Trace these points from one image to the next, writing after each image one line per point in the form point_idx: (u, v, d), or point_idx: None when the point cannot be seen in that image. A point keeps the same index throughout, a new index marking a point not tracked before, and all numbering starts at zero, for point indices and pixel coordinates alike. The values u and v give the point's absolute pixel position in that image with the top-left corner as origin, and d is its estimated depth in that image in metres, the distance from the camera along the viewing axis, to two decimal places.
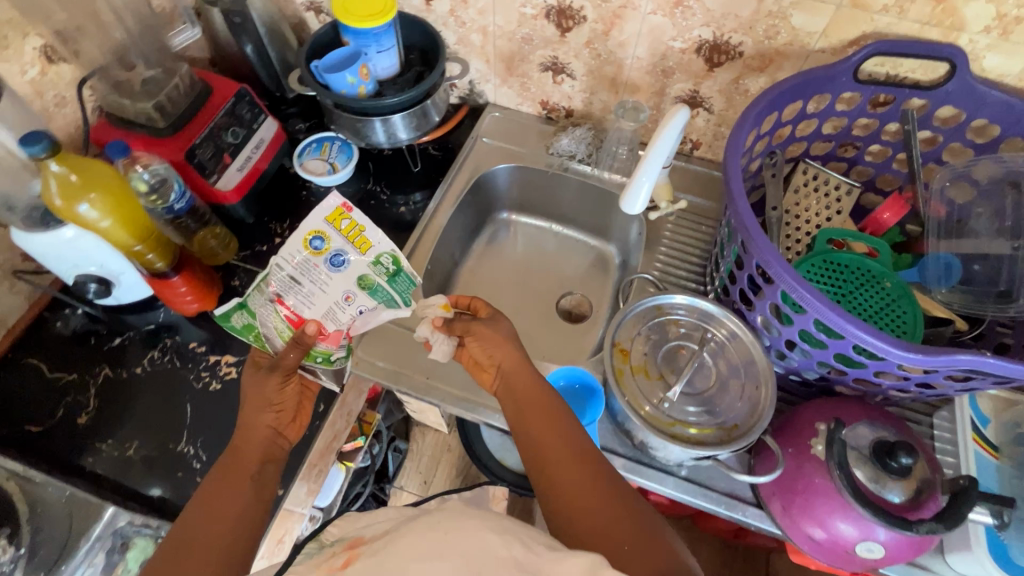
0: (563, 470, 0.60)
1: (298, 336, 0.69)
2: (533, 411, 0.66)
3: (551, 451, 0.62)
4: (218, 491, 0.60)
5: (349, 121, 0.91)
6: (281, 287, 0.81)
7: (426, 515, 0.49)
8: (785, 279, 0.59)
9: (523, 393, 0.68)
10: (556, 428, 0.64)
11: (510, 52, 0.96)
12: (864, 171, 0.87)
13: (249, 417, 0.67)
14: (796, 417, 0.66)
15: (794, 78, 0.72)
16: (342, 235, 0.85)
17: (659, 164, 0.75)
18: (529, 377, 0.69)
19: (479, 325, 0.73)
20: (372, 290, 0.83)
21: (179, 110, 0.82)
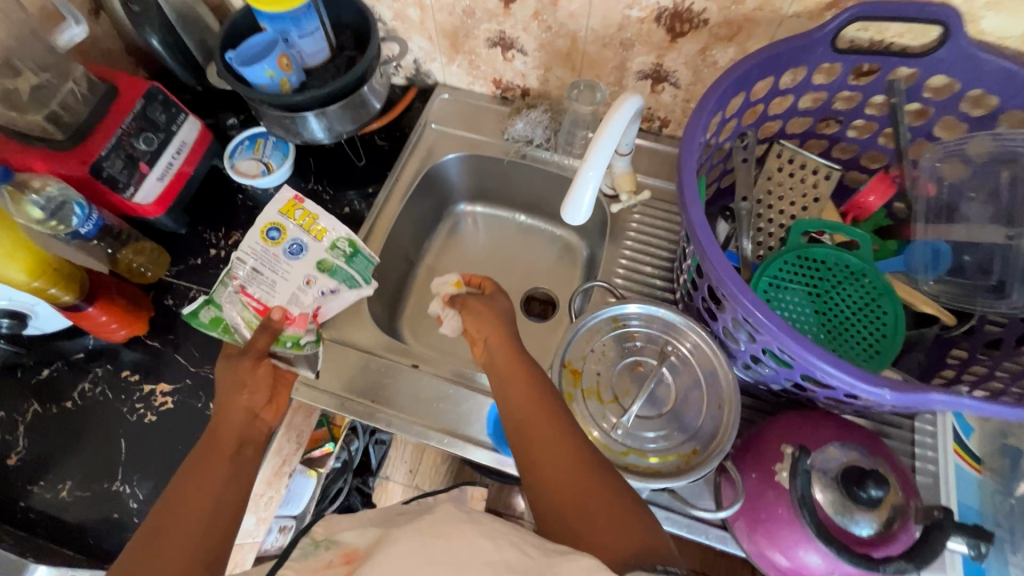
0: (545, 451, 0.55)
1: (268, 322, 0.71)
2: (517, 386, 0.60)
3: (533, 430, 0.56)
4: (197, 473, 0.57)
5: (276, 119, 0.82)
6: (244, 278, 0.80)
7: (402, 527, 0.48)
8: (745, 304, 0.54)
9: (506, 370, 0.63)
10: (538, 406, 0.58)
11: (452, 28, 0.86)
12: (848, 148, 0.78)
13: (222, 401, 0.64)
14: (763, 438, 0.61)
15: (763, 52, 0.63)
16: (299, 224, 0.84)
17: (607, 155, 0.63)
18: (514, 354, 0.64)
19: (473, 300, 0.71)
20: (332, 272, 0.81)
21: (82, 120, 0.74)
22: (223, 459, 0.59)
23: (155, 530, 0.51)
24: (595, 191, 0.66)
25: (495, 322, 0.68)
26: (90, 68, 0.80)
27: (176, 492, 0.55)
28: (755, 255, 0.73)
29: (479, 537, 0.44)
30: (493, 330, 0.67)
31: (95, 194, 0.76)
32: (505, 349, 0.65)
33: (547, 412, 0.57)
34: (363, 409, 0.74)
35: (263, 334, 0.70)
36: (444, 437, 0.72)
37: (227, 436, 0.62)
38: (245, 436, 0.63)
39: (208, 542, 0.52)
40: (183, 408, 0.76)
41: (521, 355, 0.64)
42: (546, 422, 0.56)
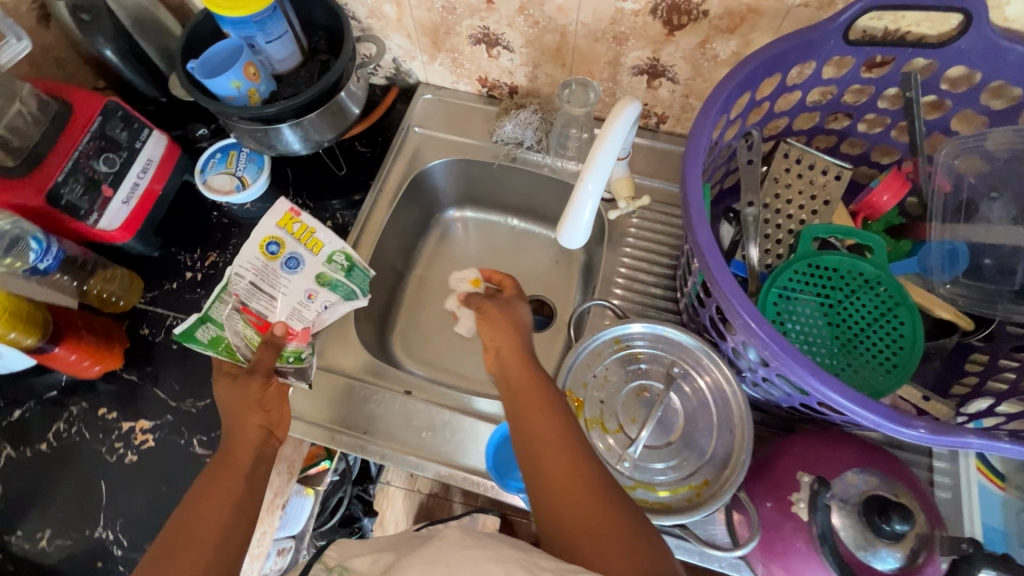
0: (558, 468, 0.49)
1: (269, 337, 0.68)
2: (529, 398, 0.55)
3: (545, 446, 0.51)
4: (211, 493, 0.54)
5: (247, 131, 0.76)
6: (244, 293, 0.76)
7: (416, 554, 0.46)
8: (763, 338, 0.50)
9: (517, 382, 0.58)
10: (550, 420, 0.53)
11: (432, 24, 0.79)
12: (858, 143, 0.74)
13: (234, 421, 0.61)
14: (776, 464, 0.58)
15: (770, 49, 0.58)
16: (298, 238, 0.80)
17: (605, 170, 0.59)
18: (525, 363, 0.59)
19: (491, 304, 0.67)
20: (333, 285, 0.78)
21: (32, 143, 0.69)
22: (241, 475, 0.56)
23: (167, 545, 0.50)
24: (595, 205, 0.63)
25: (509, 330, 0.63)
26: (37, 84, 0.73)
27: (183, 515, 0.53)
28: (764, 263, 0.69)
29: (485, 561, 0.43)
30: (504, 337, 0.63)
31: (58, 224, 0.71)
32: (516, 359, 0.60)
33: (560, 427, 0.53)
34: (355, 441, 0.70)
35: (269, 351, 0.67)
36: (441, 469, 0.69)
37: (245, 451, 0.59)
38: (263, 453, 0.60)
39: (215, 566, 0.50)
40: (165, 445, 0.72)
41: (533, 366, 0.59)
42: (558, 437, 0.52)
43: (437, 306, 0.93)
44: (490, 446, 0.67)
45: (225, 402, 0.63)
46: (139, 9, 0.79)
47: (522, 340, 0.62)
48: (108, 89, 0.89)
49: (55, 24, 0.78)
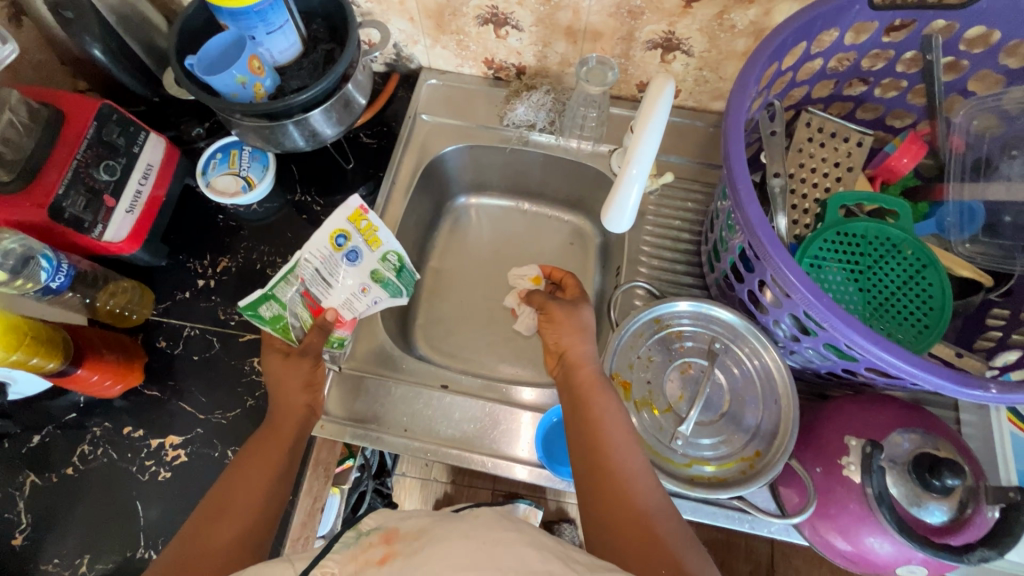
0: (616, 494, 0.51)
1: (320, 320, 0.68)
2: (600, 430, 0.54)
3: (614, 489, 0.51)
4: (253, 466, 0.56)
5: (252, 129, 0.73)
6: (308, 277, 0.75)
7: (460, 522, 0.46)
8: (821, 310, 0.50)
9: (589, 405, 0.56)
10: (621, 458, 0.53)
11: (437, 6, 0.76)
12: (874, 109, 0.75)
13: (279, 399, 0.63)
14: (822, 430, 0.60)
15: (800, 19, 0.58)
16: (364, 234, 0.77)
17: (649, 152, 0.62)
18: (594, 383, 0.58)
19: (556, 306, 0.64)
20: (383, 283, 0.77)
21: (26, 154, 0.64)
22: (284, 451, 0.58)
23: (214, 505, 0.53)
24: (640, 189, 0.66)
25: (580, 336, 0.62)
26: (24, 91, 0.68)
27: (222, 484, 0.55)
28: (792, 234, 0.69)
29: (526, 548, 0.42)
30: (577, 348, 0.61)
31: (60, 238, 0.67)
32: (585, 370, 0.59)
33: (630, 468, 0.52)
34: (397, 440, 0.69)
35: (318, 333, 0.67)
36: (487, 460, 0.68)
37: (290, 431, 0.61)
38: (301, 436, 0.62)
39: (258, 525, 0.53)
40: (197, 459, 0.70)
41: (603, 386, 0.58)
42: (629, 481, 0.51)
43: (454, 296, 0.91)
44: (540, 432, 0.68)
45: (271, 380, 0.64)
46: (122, 3, 0.74)
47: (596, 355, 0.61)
48: (92, 91, 0.84)
49: (30, 22, 0.73)
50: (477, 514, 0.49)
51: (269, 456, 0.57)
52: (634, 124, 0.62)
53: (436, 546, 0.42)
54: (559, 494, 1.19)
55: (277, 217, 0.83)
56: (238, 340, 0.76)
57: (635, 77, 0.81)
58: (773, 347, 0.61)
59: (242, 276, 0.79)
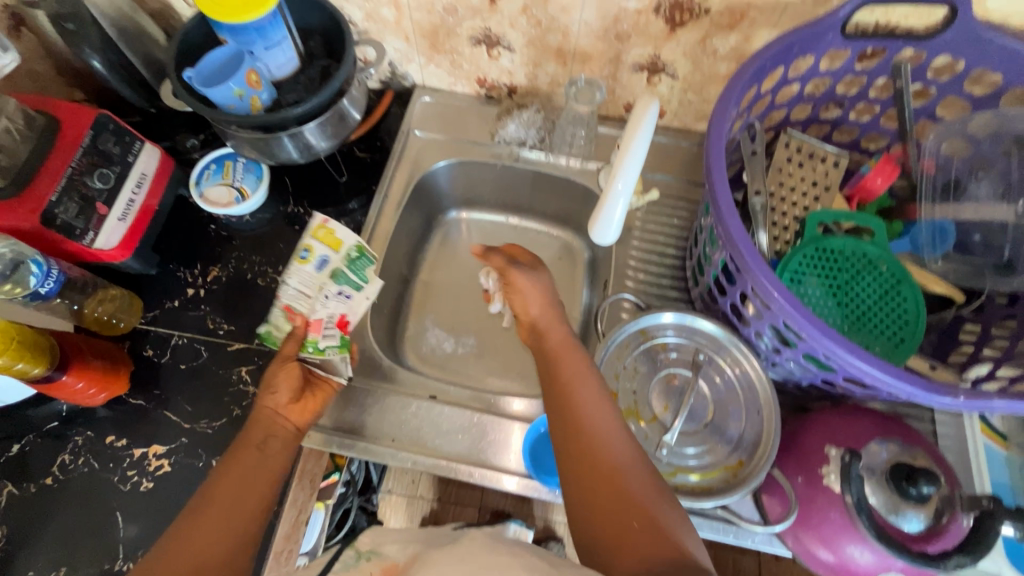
0: (590, 449, 0.51)
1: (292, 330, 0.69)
2: (571, 387, 0.56)
3: (590, 447, 0.52)
4: (233, 484, 0.54)
5: (248, 141, 0.74)
6: (286, 297, 0.76)
7: (455, 545, 0.48)
8: (800, 321, 0.52)
9: (559, 365, 0.58)
10: (596, 417, 0.53)
11: (431, 26, 0.79)
12: (849, 131, 0.78)
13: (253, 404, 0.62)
14: (803, 441, 0.61)
15: (776, 45, 0.61)
16: (324, 240, 0.79)
17: (636, 169, 0.64)
18: (565, 347, 0.60)
19: (515, 273, 0.65)
20: (341, 277, 0.77)
21: (21, 161, 0.64)
22: (265, 470, 0.56)
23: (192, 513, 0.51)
24: (627, 203, 0.68)
25: (553, 311, 0.64)
26: (23, 99, 0.69)
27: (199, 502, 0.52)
28: (773, 249, 0.71)
29: (515, 568, 0.43)
30: (547, 321, 0.63)
31: (51, 245, 0.67)
32: (553, 334, 0.62)
33: (603, 431, 0.53)
34: (384, 450, 0.69)
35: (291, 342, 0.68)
36: (474, 471, 0.69)
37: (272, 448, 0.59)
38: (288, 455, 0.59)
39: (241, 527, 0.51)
40: (182, 469, 0.69)
41: (574, 348, 0.60)
42: (603, 443, 0.52)
43: (444, 308, 0.91)
44: (527, 442, 0.69)
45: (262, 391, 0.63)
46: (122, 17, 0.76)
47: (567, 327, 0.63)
48: (88, 101, 0.85)
49: (30, 33, 0.74)
50: (472, 537, 0.49)
51: (246, 473, 0.55)
52: (621, 141, 0.65)
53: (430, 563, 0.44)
54: (547, 511, 1.18)
55: (268, 228, 0.84)
56: (225, 349, 0.76)
57: (622, 98, 0.84)
58: (754, 357, 0.63)
59: (232, 286, 0.80)
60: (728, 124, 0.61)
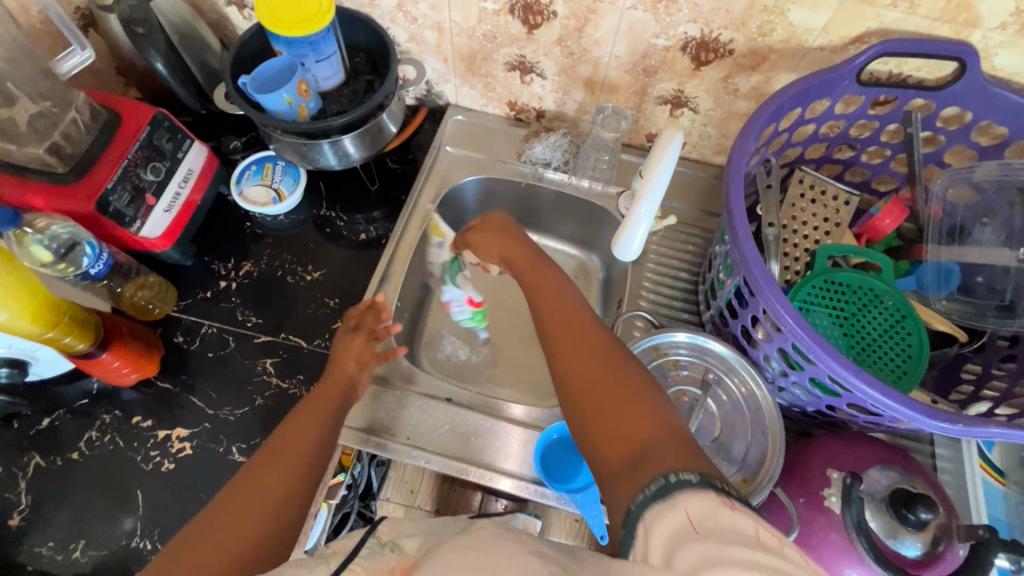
0: (568, 346, 0.56)
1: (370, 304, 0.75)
2: (542, 295, 0.63)
3: (567, 344, 0.56)
4: (282, 452, 0.55)
5: (291, 145, 0.79)
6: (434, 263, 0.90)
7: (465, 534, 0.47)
8: (808, 342, 0.55)
9: (533, 277, 0.66)
10: (568, 319, 0.58)
11: (470, 50, 0.84)
12: (860, 172, 0.82)
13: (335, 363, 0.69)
14: (805, 463, 0.63)
15: (795, 88, 0.65)
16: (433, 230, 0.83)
17: (657, 193, 0.68)
18: (541, 267, 0.67)
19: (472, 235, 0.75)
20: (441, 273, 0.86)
21: (83, 150, 0.69)
22: (282, 480, 0.52)
23: (232, 491, 0.50)
24: (647, 225, 0.72)
25: (514, 242, 0.71)
26: (89, 93, 0.74)
27: (233, 492, 0.50)
28: (783, 279, 0.74)
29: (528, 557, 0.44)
30: (511, 251, 0.71)
31: (101, 230, 0.71)
32: (519, 252, 0.70)
33: (572, 330, 0.57)
34: (400, 448, 0.71)
35: (371, 313, 0.75)
36: (484, 474, 0.71)
37: (289, 464, 0.54)
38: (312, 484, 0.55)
39: (286, 500, 0.51)
40: (203, 453, 0.72)
41: (546, 263, 0.67)
42: (573, 343, 0.56)
43: (462, 318, 0.94)
44: (538, 449, 0.71)
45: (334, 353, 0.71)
46: (184, 24, 0.81)
47: (530, 252, 0.70)
48: (142, 99, 0.90)
49: (98, 33, 0.79)
50: (479, 523, 0.50)
51: (264, 487, 0.51)
52: (644, 167, 0.69)
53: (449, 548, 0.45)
54: None
55: (300, 229, 0.88)
56: (253, 340, 0.79)
57: (645, 127, 0.89)
58: (761, 381, 0.65)
59: (263, 281, 0.83)
60: (747, 157, 0.65)
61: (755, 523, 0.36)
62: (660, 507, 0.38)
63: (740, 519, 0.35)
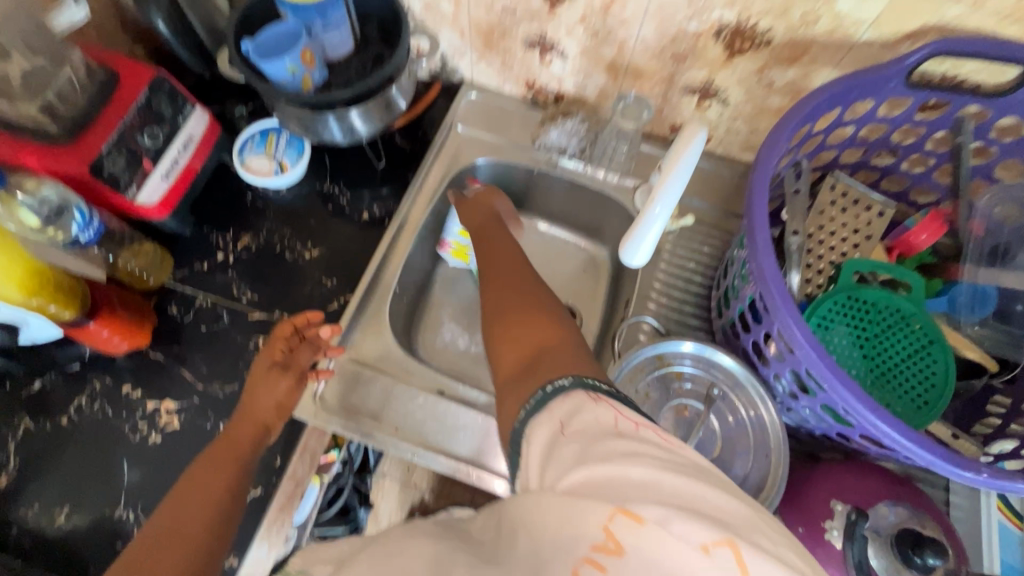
0: (496, 286, 0.62)
1: (311, 337, 0.70)
2: (492, 255, 0.70)
3: (499, 285, 0.62)
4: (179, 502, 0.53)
5: (294, 117, 0.75)
6: None
7: (390, 538, 0.42)
8: (822, 371, 0.51)
9: (491, 242, 0.73)
10: (503, 270, 0.65)
11: (488, 25, 0.79)
12: (898, 181, 0.76)
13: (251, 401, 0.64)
14: (808, 493, 0.60)
15: (835, 86, 0.60)
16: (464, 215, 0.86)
17: (674, 193, 0.64)
18: (498, 234, 0.74)
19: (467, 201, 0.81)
20: None
21: (78, 111, 0.66)
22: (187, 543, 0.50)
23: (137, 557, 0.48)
24: (662, 226, 0.67)
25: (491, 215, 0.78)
26: (87, 51, 0.71)
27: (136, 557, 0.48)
28: (804, 292, 0.70)
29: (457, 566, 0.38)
30: (485, 220, 0.77)
31: (95, 195, 0.69)
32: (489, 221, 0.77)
33: (506, 276, 0.63)
34: (387, 438, 0.70)
35: (307, 348, 0.69)
36: (473, 473, 0.68)
37: (187, 544, 0.50)
38: (212, 558, 0.50)
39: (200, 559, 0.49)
40: (190, 429, 0.71)
41: (500, 232, 0.74)
42: (503, 284, 0.61)
43: (464, 306, 0.91)
44: None
45: (248, 389, 0.66)
46: None
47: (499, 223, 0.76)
48: (148, 59, 0.87)
49: None
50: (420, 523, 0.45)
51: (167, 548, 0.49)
52: (663, 164, 0.65)
53: (408, 541, 0.41)
54: None
55: (303, 204, 0.85)
56: (247, 317, 0.77)
57: (669, 118, 0.83)
58: (769, 402, 0.61)
59: (260, 256, 0.81)
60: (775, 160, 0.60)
61: (616, 415, 0.39)
62: (540, 423, 0.42)
63: (600, 415, 0.39)
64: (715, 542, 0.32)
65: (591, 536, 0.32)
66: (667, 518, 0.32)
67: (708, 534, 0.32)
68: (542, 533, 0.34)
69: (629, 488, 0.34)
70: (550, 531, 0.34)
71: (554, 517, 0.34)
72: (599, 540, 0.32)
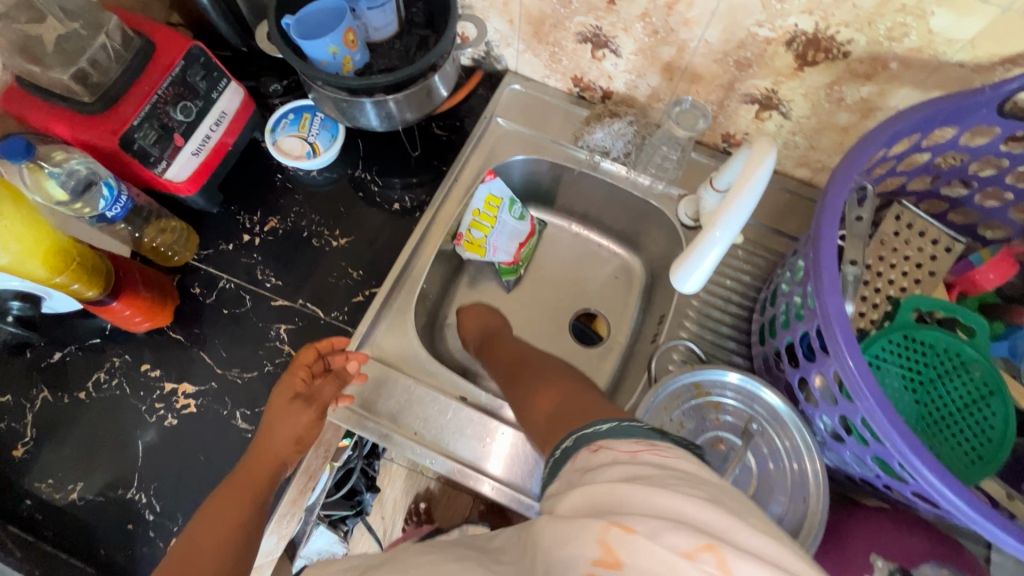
0: (517, 375, 0.69)
1: (336, 369, 0.69)
2: (501, 346, 0.74)
3: (520, 374, 0.68)
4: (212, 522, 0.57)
5: (330, 99, 0.71)
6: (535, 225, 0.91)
7: (410, 562, 0.40)
8: (883, 423, 0.47)
9: (500, 338, 0.77)
10: (525, 359, 0.71)
11: (540, 14, 0.75)
12: (968, 214, 0.70)
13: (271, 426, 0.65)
14: (849, 542, 0.57)
15: (920, 111, 0.54)
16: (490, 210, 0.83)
17: (732, 216, 0.60)
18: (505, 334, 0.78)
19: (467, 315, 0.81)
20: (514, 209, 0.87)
21: (111, 81, 0.64)
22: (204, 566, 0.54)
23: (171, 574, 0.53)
24: (720, 251, 0.63)
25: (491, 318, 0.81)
26: (124, 16, 0.68)
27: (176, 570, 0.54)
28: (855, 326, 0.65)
29: None
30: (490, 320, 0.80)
31: (124, 168, 0.67)
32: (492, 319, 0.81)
33: (528, 365, 0.69)
34: (405, 442, 0.67)
35: (331, 382, 0.68)
36: (492, 486, 0.66)
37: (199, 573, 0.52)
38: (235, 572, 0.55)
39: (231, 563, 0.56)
40: (205, 414, 0.70)
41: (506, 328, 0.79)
42: (525, 372, 0.67)
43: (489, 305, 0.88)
44: None
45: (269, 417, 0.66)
46: None
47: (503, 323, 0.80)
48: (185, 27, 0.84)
49: None
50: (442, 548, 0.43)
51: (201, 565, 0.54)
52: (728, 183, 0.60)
53: (427, 562, 0.40)
54: None
55: (334, 188, 0.82)
56: (270, 303, 0.75)
57: (723, 126, 0.78)
58: (817, 449, 0.57)
59: (287, 240, 0.79)
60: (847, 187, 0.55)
61: (610, 453, 0.39)
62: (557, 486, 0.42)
63: (602, 458, 0.39)
64: (699, 547, 0.30)
65: (589, 553, 0.31)
66: (655, 528, 0.31)
67: (694, 541, 0.30)
68: (545, 556, 0.34)
69: (621, 505, 0.33)
70: (552, 551, 0.33)
71: (556, 538, 0.34)
72: (597, 556, 0.31)
